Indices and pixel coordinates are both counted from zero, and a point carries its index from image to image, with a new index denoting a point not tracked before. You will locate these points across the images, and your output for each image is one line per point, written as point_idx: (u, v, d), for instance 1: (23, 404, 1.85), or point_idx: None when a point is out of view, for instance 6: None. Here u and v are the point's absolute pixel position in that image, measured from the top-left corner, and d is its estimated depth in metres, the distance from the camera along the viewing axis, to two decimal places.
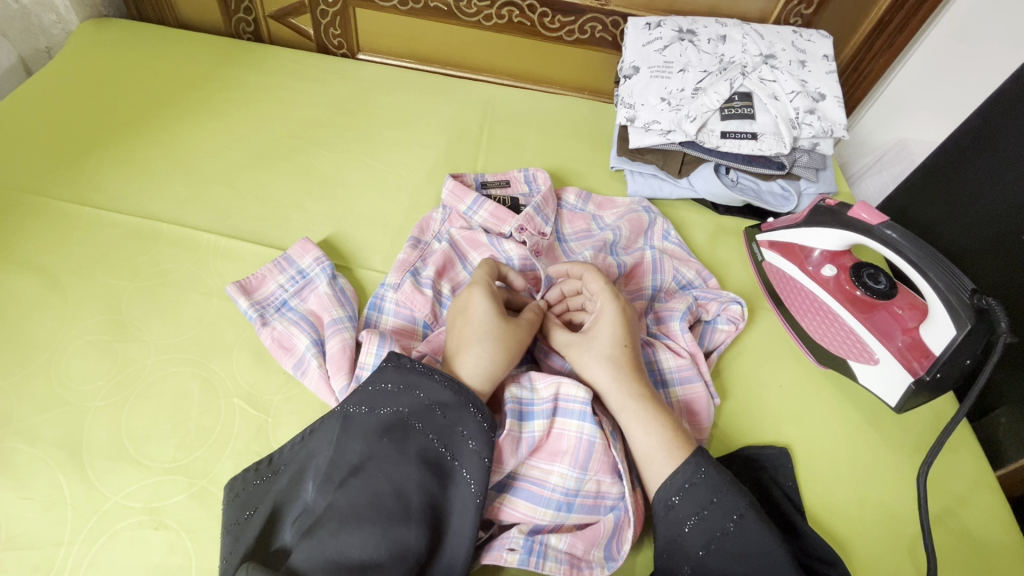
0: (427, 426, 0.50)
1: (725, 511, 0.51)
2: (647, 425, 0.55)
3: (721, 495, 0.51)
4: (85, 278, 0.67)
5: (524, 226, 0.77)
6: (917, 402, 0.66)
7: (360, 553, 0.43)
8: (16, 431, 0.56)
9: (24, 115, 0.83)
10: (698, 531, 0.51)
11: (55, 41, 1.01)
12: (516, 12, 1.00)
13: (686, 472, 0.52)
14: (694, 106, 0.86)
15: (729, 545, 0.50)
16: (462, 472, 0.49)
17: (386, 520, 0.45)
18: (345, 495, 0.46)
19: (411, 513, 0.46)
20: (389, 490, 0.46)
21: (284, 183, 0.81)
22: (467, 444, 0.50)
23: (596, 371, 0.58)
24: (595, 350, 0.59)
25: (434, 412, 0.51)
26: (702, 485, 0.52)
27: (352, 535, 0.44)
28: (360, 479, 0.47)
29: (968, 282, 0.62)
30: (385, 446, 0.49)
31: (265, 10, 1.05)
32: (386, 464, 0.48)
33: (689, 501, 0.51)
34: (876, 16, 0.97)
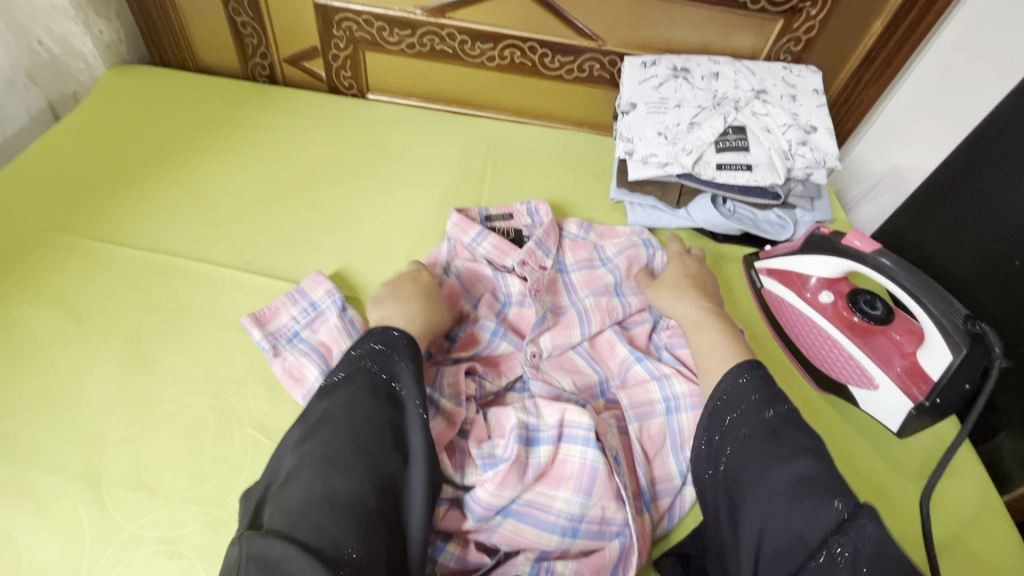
0: (380, 369, 0.56)
1: (761, 403, 0.56)
2: (702, 330, 0.67)
3: (761, 393, 0.57)
4: (107, 313, 0.70)
5: (526, 261, 0.79)
6: (919, 426, 0.68)
7: (344, 486, 0.47)
8: (39, 462, 0.58)
9: (54, 158, 0.87)
10: (736, 420, 0.56)
11: (82, 86, 1.07)
12: (518, 53, 1.05)
13: (738, 368, 0.59)
14: (690, 140, 0.89)
15: (764, 436, 0.54)
16: (414, 403, 0.54)
17: (361, 454, 0.49)
18: (316, 443, 0.50)
19: (382, 445, 0.50)
20: (357, 429, 0.51)
21: (297, 218, 0.85)
22: (412, 379, 0.56)
23: (673, 296, 0.73)
24: (665, 288, 0.75)
25: (386, 357, 0.57)
26: (744, 386, 0.57)
27: (333, 472, 0.48)
28: (327, 426, 0.51)
29: (962, 307, 0.64)
30: (347, 393, 0.53)
31: (280, 55, 1.11)
32: (352, 407, 0.52)
33: (733, 399, 0.57)
34: (862, 51, 1.01)
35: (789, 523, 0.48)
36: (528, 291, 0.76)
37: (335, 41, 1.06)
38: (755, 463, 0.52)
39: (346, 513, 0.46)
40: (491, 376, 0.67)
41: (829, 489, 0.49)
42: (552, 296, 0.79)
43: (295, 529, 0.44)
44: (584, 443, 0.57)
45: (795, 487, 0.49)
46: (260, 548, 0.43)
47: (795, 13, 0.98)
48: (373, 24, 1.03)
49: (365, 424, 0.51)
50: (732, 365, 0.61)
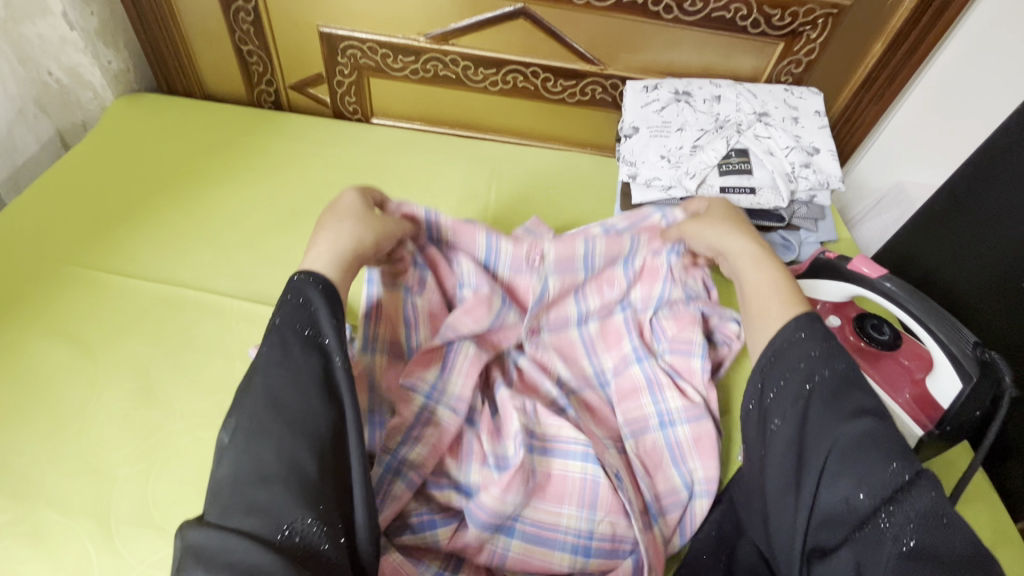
0: (296, 323, 0.53)
1: (822, 360, 0.53)
2: (760, 267, 0.64)
3: (821, 349, 0.53)
4: (116, 346, 0.70)
5: (522, 233, 0.74)
6: (930, 452, 0.67)
7: (275, 458, 0.46)
8: (49, 500, 0.58)
9: (63, 188, 0.88)
10: (800, 372, 0.53)
11: (91, 115, 1.08)
12: (521, 78, 1.06)
13: (798, 322, 0.55)
14: (693, 164, 0.90)
15: (824, 397, 0.51)
16: (333, 355, 0.51)
17: (289, 421, 0.47)
18: (244, 418, 0.48)
19: (309, 407, 0.48)
20: (281, 393, 0.49)
21: (304, 245, 0.85)
22: (326, 321, 0.53)
23: (725, 230, 0.69)
24: (709, 222, 0.71)
25: (300, 307, 0.53)
26: (802, 343, 0.54)
27: (261, 445, 0.46)
28: (251, 396, 0.49)
29: (969, 334, 0.65)
30: (266, 355, 0.51)
31: (286, 82, 1.12)
32: (273, 370, 0.50)
33: (792, 353, 0.54)
34: (861, 75, 1.01)
35: (855, 488, 0.46)
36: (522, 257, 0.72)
37: (340, 67, 1.08)
38: (810, 428, 0.50)
39: (279, 483, 0.45)
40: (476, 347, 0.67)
41: (890, 453, 0.47)
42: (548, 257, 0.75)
43: (227, 514, 0.44)
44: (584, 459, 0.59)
45: (854, 445, 0.48)
46: (194, 538, 0.42)
47: (794, 36, 0.99)
48: (377, 51, 1.04)
49: (287, 387, 0.49)
50: (791, 317, 0.57)
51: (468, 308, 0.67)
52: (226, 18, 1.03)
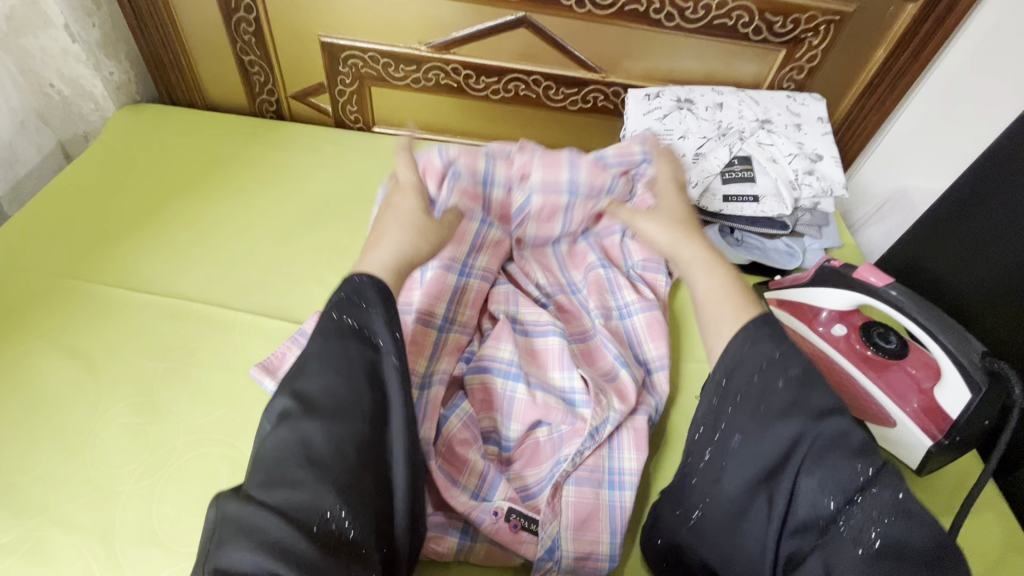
0: (350, 317, 0.49)
1: (781, 365, 0.47)
2: (709, 273, 0.58)
3: (773, 357, 0.47)
4: (119, 361, 0.70)
5: (516, 155, 0.79)
6: (939, 462, 0.66)
7: (323, 445, 0.44)
8: (52, 518, 0.57)
9: (65, 201, 0.88)
10: (751, 384, 0.47)
11: (93, 126, 1.08)
12: (522, 86, 1.06)
13: (747, 332, 0.48)
14: (696, 172, 0.90)
15: (778, 405, 0.46)
16: (391, 353, 0.48)
17: (343, 413, 0.45)
18: (296, 399, 0.45)
19: (360, 403, 0.46)
20: (335, 386, 0.46)
21: (306, 257, 0.85)
22: (384, 326, 0.48)
23: (658, 232, 0.65)
24: (658, 218, 0.67)
25: (356, 305, 0.49)
26: (755, 354, 0.48)
27: (313, 428, 0.44)
28: (305, 379, 0.46)
29: (977, 344, 0.65)
30: (321, 344, 0.47)
31: (287, 91, 1.12)
32: (328, 359, 0.47)
33: (746, 364, 0.48)
34: (865, 79, 1.02)
35: (817, 484, 0.44)
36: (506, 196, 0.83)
37: (342, 77, 1.08)
38: (768, 435, 0.46)
39: (329, 473, 0.43)
40: (484, 259, 0.78)
41: (849, 455, 0.43)
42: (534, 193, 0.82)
43: (267, 488, 0.42)
44: (574, 404, 0.66)
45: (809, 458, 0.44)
46: (230, 509, 0.41)
47: (797, 43, 0.99)
48: (378, 60, 1.04)
49: (344, 377, 0.46)
50: (746, 319, 0.50)
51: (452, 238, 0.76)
52: (227, 29, 1.03)
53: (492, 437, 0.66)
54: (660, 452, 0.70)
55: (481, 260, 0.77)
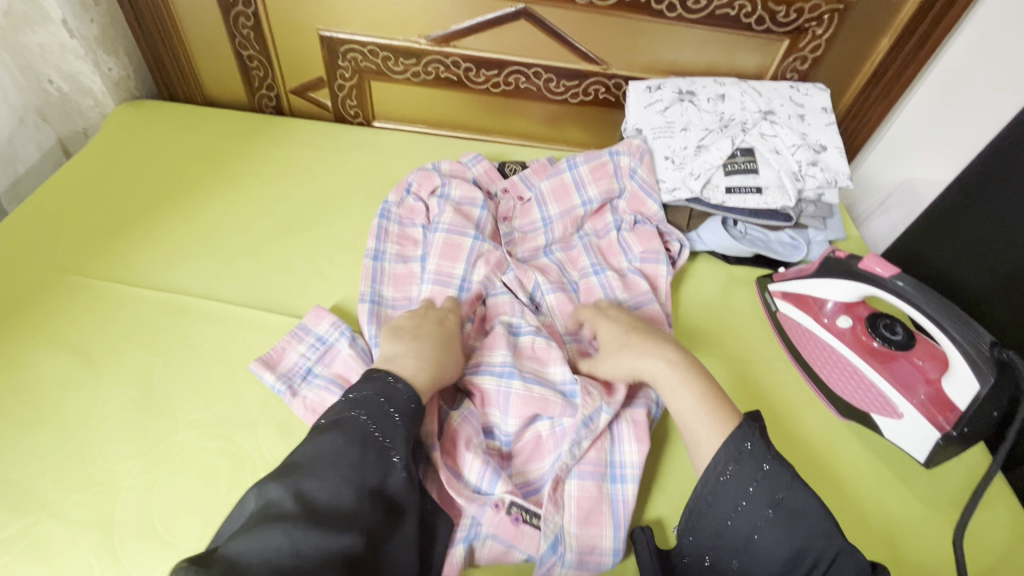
0: (373, 424, 0.52)
1: (760, 499, 0.51)
2: (678, 393, 0.60)
3: (758, 482, 0.51)
4: (118, 356, 0.70)
5: (508, 190, 0.90)
6: (947, 455, 0.65)
7: (318, 537, 0.42)
8: (51, 513, 0.57)
9: (65, 197, 0.88)
10: (737, 517, 0.52)
11: (92, 123, 1.08)
12: (523, 79, 1.05)
13: (728, 451, 0.53)
14: (698, 164, 0.89)
15: (778, 530, 0.50)
16: (401, 464, 0.51)
17: (345, 517, 0.45)
18: (297, 497, 0.45)
19: (363, 509, 0.47)
20: (346, 480, 0.47)
21: (305, 252, 0.85)
22: (405, 441, 0.53)
23: (642, 364, 0.64)
24: (607, 356, 0.67)
25: (386, 414, 0.54)
26: (728, 486, 0.52)
27: (308, 530, 0.43)
28: (310, 478, 0.47)
29: (986, 334, 0.63)
30: (336, 444, 0.49)
31: (286, 86, 1.12)
32: (340, 461, 0.48)
33: (725, 497, 0.52)
34: (870, 68, 1.01)
35: None
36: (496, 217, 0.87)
37: (341, 71, 1.07)
38: (769, 553, 0.50)
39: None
40: (481, 270, 0.77)
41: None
42: (521, 219, 0.88)
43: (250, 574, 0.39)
44: (571, 396, 0.66)
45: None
46: None
47: (800, 33, 0.98)
48: (378, 54, 1.04)
49: (351, 484, 0.47)
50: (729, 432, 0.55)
51: (444, 257, 0.78)
52: (226, 23, 1.02)
53: (490, 433, 0.65)
54: (662, 449, 0.67)
55: (480, 271, 0.77)
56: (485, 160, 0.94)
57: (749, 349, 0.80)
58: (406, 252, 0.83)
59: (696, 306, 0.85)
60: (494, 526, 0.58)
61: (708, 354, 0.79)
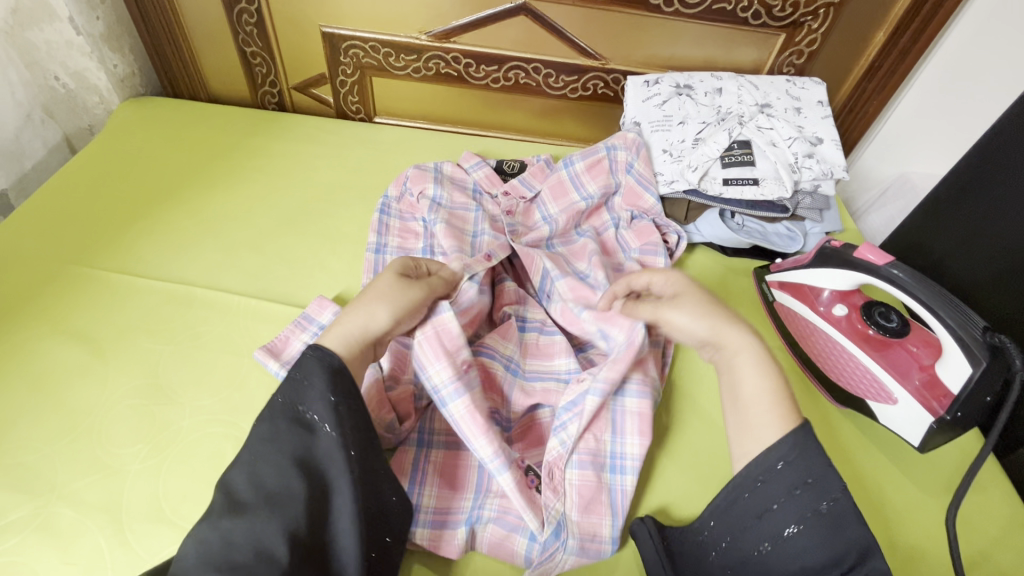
0: (286, 399, 0.51)
1: (816, 494, 0.48)
2: (758, 370, 0.55)
3: (816, 475, 0.48)
4: (125, 344, 0.71)
5: (508, 192, 0.90)
6: (940, 440, 0.66)
7: (245, 532, 0.45)
8: (61, 496, 0.58)
9: (71, 190, 0.89)
10: (783, 504, 0.49)
11: (97, 119, 1.09)
12: (522, 74, 1.07)
13: (797, 438, 0.50)
14: (695, 156, 0.90)
15: (822, 526, 0.47)
16: (324, 429, 0.50)
17: (270, 499, 0.47)
18: (226, 492, 0.48)
19: (290, 488, 0.47)
20: (274, 469, 0.48)
21: (308, 244, 0.86)
22: (320, 400, 0.50)
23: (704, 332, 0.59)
24: (680, 311, 0.61)
25: (299, 381, 0.52)
26: (787, 471, 0.49)
27: (233, 522, 0.46)
28: (237, 470, 0.49)
29: (978, 319, 0.64)
30: (258, 429, 0.51)
31: (289, 83, 1.13)
32: (261, 448, 0.49)
33: (780, 479, 0.49)
34: (866, 63, 1.02)
35: None
36: (498, 215, 0.87)
37: (343, 67, 1.08)
38: (806, 549, 0.47)
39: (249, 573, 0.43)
40: (486, 259, 0.77)
41: None
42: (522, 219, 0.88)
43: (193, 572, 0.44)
44: (572, 384, 0.67)
45: None
46: None
47: (796, 27, 0.99)
48: (379, 50, 1.05)
49: (273, 466, 0.48)
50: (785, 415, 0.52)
51: (446, 254, 0.76)
52: (229, 20, 1.04)
53: (498, 418, 0.66)
54: (661, 435, 0.69)
55: (485, 261, 0.77)
56: (487, 165, 0.94)
57: None
58: (406, 248, 0.83)
59: None
60: (511, 486, 0.56)
61: None
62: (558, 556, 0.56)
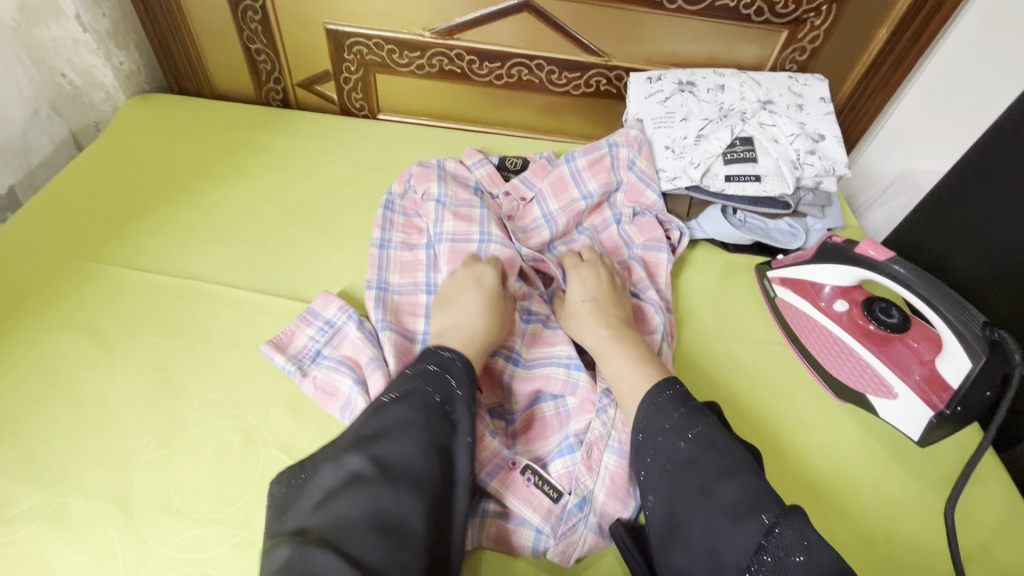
0: (436, 393, 0.55)
1: (675, 432, 0.54)
2: (610, 358, 0.64)
3: (672, 420, 0.55)
4: (133, 339, 0.72)
5: (509, 192, 0.90)
6: (940, 434, 0.66)
7: (395, 503, 0.47)
8: (71, 487, 0.59)
9: (79, 187, 0.90)
10: (656, 453, 0.54)
11: (104, 116, 1.10)
12: (525, 71, 1.07)
13: (651, 397, 0.57)
14: (697, 153, 0.90)
15: (681, 462, 0.52)
16: (465, 430, 0.54)
17: (419, 479, 0.49)
18: (374, 461, 0.49)
19: (433, 472, 0.50)
20: (420, 448, 0.50)
21: (313, 239, 0.87)
22: (466, 407, 0.55)
23: (586, 332, 0.68)
24: (564, 311, 0.72)
25: (445, 383, 0.56)
26: (654, 420, 0.56)
27: (389, 491, 0.47)
28: (384, 444, 0.50)
29: (978, 314, 0.65)
30: (404, 413, 0.52)
31: (293, 80, 1.14)
32: (409, 429, 0.51)
33: (647, 433, 0.56)
34: (869, 59, 1.02)
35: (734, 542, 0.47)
36: (500, 215, 0.87)
37: (347, 64, 1.09)
38: (679, 482, 0.52)
39: (399, 542, 0.45)
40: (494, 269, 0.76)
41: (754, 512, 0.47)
42: (523, 220, 0.88)
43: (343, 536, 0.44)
44: (573, 370, 0.66)
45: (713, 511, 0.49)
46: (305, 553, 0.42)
47: (798, 24, 1.00)
48: (383, 47, 1.06)
49: (420, 449, 0.50)
50: (651, 383, 0.59)
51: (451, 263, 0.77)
52: (234, 17, 1.04)
53: (500, 414, 0.68)
54: None
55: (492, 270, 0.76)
56: (489, 163, 0.95)
57: (747, 333, 0.82)
58: (410, 244, 0.84)
59: (696, 291, 0.87)
60: (505, 497, 0.59)
61: (707, 338, 0.81)
62: (580, 529, 0.58)
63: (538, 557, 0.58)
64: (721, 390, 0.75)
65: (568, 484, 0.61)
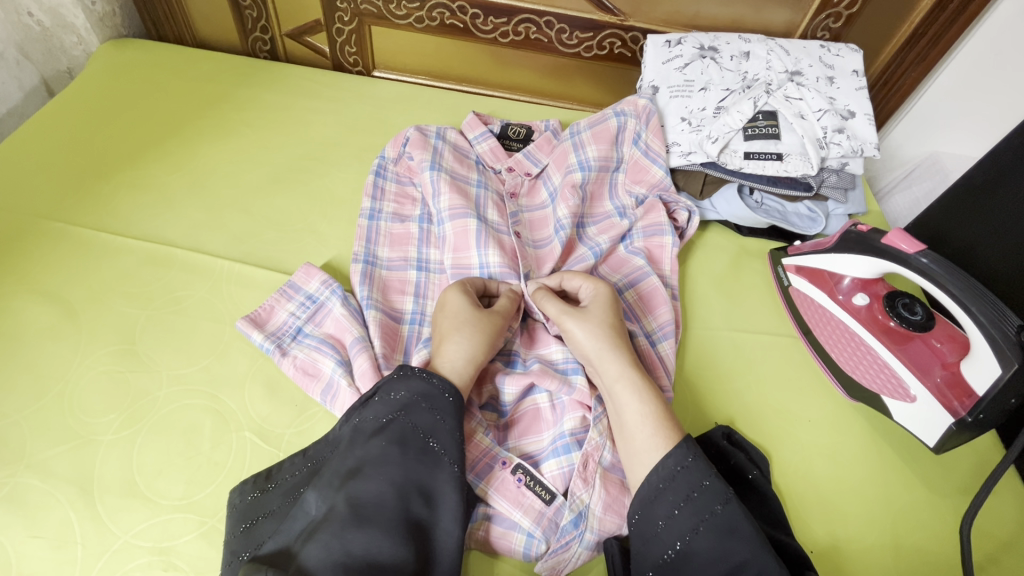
0: (418, 426, 0.51)
1: (712, 495, 0.50)
2: (642, 394, 0.56)
3: (711, 480, 0.51)
4: (99, 307, 0.67)
5: (513, 167, 0.83)
6: (957, 441, 0.62)
7: (366, 545, 0.43)
8: (29, 466, 0.55)
9: (44, 138, 0.83)
10: (684, 512, 0.50)
11: (76, 62, 1.02)
12: (534, 29, 0.99)
13: (677, 455, 0.52)
14: (716, 127, 0.83)
15: (716, 529, 0.49)
16: (449, 461, 0.50)
17: (394, 519, 0.45)
18: (347, 500, 0.45)
19: (411, 512, 0.46)
20: (398, 485, 0.47)
21: (297, 206, 0.81)
22: (449, 436, 0.51)
23: (606, 360, 0.58)
24: (591, 322, 0.61)
25: (428, 411, 0.52)
26: (687, 474, 0.51)
27: (358, 533, 0.43)
28: (360, 482, 0.46)
29: (1015, 318, 0.59)
30: (381, 448, 0.49)
31: (282, 29, 1.05)
32: (386, 465, 0.48)
33: (678, 484, 0.51)
34: (909, 29, 0.94)
35: None
36: (502, 193, 0.81)
37: (340, 14, 1.00)
38: (703, 551, 0.48)
39: None
40: (497, 252, 0.68)
41: None
42: (529, 198, 0.82)
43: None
44: (568, 374, 0.62)
45: None
46: None
47: None
48: None
49: (398, 485, 0.47)
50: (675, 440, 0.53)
51: (455, 247, 0.70)
52: None
53: (491, 404, 0.63)
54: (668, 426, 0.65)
55: (495, 254, 0.68)
56: (494, 137, 0.86)
57: (756, 324, 0.77)
58: (406, 216, 0.78)
59: (705, 278, 0.81)
60: (496, 501, 0.56)
61: (713, 328, 0.76)
62: (574, 547, 0.54)
63: (527, 560, 0.55)
64: (726, 384, 0.71)
65: (562, 485, 0.57)
